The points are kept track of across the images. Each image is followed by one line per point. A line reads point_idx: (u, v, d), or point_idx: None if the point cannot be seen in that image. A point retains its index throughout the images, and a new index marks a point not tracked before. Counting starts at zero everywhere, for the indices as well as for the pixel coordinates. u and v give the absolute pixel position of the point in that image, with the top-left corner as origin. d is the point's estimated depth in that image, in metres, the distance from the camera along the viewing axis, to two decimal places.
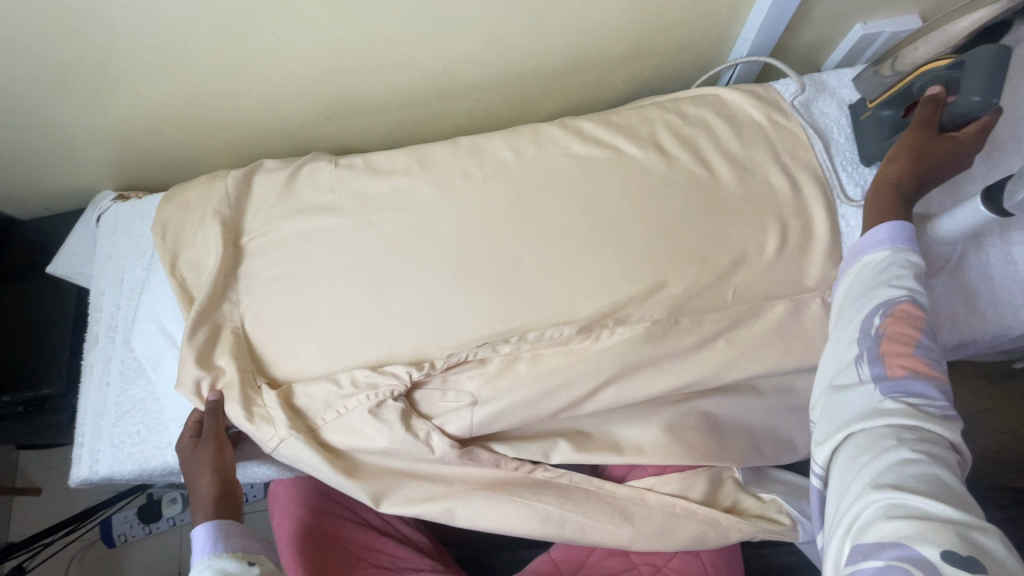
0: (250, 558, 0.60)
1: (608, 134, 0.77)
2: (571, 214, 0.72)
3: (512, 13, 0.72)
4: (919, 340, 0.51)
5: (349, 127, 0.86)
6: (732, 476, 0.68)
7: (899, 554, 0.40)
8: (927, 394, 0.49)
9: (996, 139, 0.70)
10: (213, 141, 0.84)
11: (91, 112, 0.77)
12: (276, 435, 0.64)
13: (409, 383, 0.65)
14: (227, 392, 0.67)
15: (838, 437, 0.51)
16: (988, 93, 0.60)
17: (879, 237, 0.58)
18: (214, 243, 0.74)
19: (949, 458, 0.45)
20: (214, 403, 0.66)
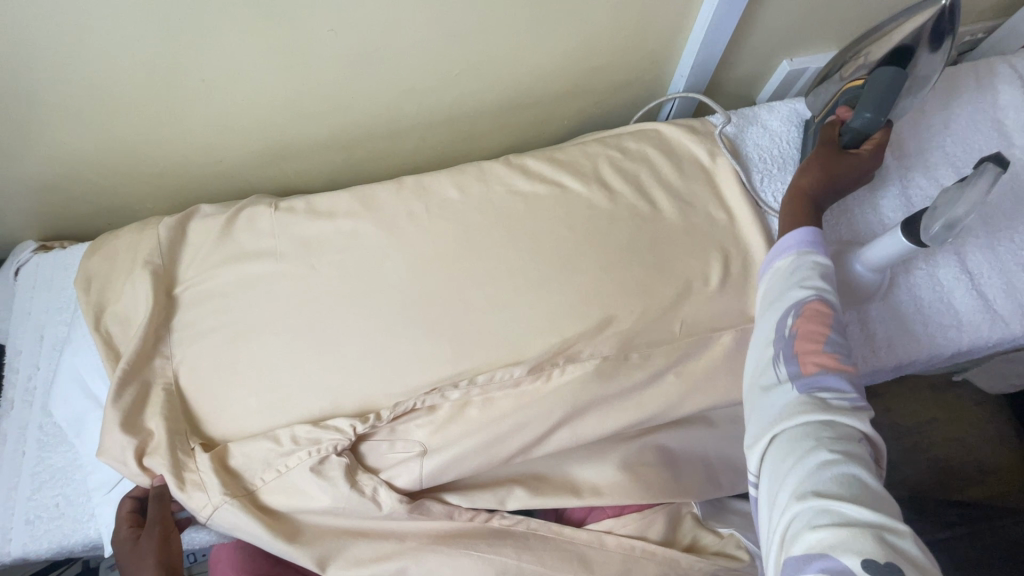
0: None
1: (552, 170, 0.77)
2: (519, 252, 0.71)
3: (450, 54, 0.72)
4: (828, 336, 0.54)
5: (292, 168, 0.84)
6: (690, 511, 0.67)
7: (825, 564, 0.40)
8: (840, 389, 0.51)
9: (914, 170, 0.75)
10: (146, 186, 0.81)
11: (7, 160, 0.72)
12: (209, 502, 0.60)
13: (354, 437, 0.62)
14: (156, 456, 0.62)
15: (765, 440, 0.51)
16: (877, 110, 0.67)
17: (790, 241, 0.61)
18: (143, 295, 0.70)
19: (863, 453, 0.47)
20: (160, 488, 0.62)
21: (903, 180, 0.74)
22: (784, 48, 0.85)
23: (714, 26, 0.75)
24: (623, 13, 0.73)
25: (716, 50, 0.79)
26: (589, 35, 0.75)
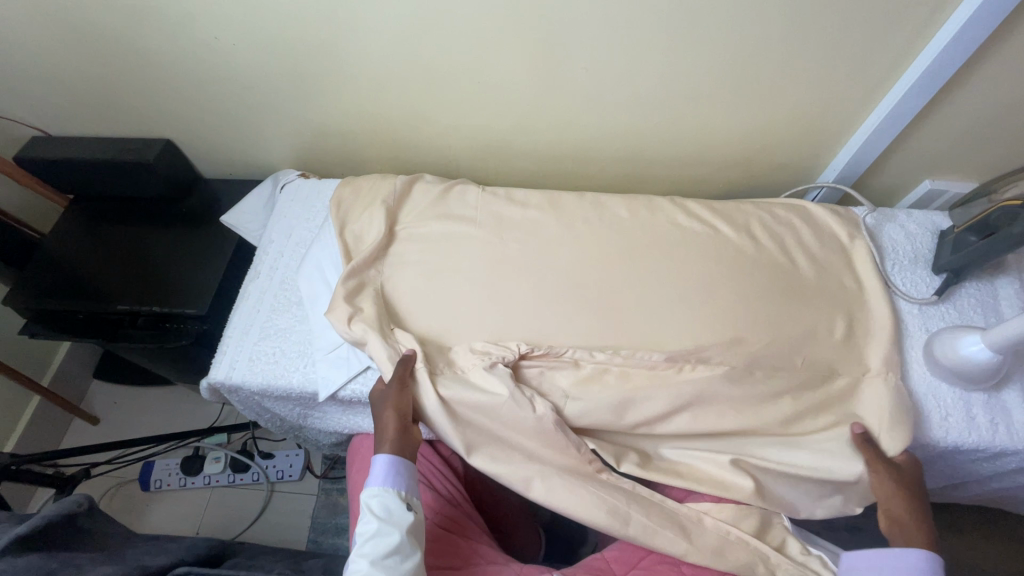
0: (409, 503, 0.68)
1: (710, 214, 0.93)
2: (674, 268, 0.85)
3: (654, 108, 0.92)
4: None
5: (495, 166, 1.06)
6: (781, 524, 0.74)
7: None
8: None
9: None
10: (387, 151, 1.05)
11: (308, 108, 0.97)
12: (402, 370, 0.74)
13: (518, 355, 0.77)
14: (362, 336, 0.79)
15: None
16: None
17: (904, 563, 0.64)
18: (377, 222, 0.91)
19: None
20: (406, 354, 0.75)
21: None
22: (928, 169, 0.98)
23: (876, 135, 0.91)
24: (800, 108, 0.91)
25: (871, 154, 0.94)
26: (767, 119, 0.93)
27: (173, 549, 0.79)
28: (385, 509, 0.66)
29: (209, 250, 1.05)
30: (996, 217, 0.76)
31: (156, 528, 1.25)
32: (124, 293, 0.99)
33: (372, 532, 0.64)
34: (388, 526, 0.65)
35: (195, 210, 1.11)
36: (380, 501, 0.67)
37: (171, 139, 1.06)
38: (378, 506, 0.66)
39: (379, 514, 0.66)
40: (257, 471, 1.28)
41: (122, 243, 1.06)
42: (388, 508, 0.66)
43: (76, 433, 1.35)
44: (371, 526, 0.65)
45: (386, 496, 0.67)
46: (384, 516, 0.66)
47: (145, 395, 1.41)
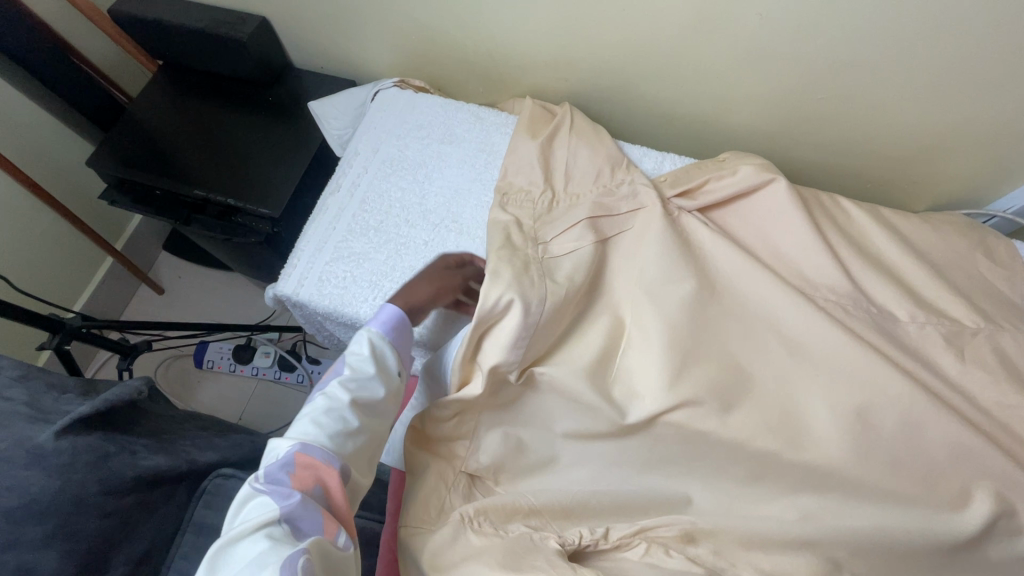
0: (351, 416, 0.56)
1: (862, 216, 0.78)
2: (801, 274, 0.74)
3: (828, 76, 0.76)
4: None
5: (613, 113, 0.93)
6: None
7: None
8: None
9: None
10: (499, 74, 0.93)
11: (421, 6, 0.85)
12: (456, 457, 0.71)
13: (579, 543, 0.66)
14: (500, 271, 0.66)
15: None
16: None
17: None
18: (524, 179, 0.81)
19: None
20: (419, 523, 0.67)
21: None
22: None
23: None
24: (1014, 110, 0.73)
25: None
26: (967, 116, 0.76)
27: (220, 445, 0.79)
28: (326, 410, 0.56)
29: (290, 147, 0.99)
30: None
31: (203, 404, 1.31)
32: (202, 178, 0.96)
33: (377, 369, 0.60)
34: (347, 391, 0.57)
35: (281, 100, 1.04)
36: (321, 411, 0.55)
37: (268, 18, 0.98)
38: (303, 414, 0.56)
39: (301, 422, 0.55)
40: (302, 373, 1.29)
41: (204, 123, 1.02)
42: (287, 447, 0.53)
43: (142, 299, 1.39)
44: (373, 371, 0.59)
45: (315, 427, 0.54)
46: (298, 444, 0.53)
47: (209, 276, 1.43)
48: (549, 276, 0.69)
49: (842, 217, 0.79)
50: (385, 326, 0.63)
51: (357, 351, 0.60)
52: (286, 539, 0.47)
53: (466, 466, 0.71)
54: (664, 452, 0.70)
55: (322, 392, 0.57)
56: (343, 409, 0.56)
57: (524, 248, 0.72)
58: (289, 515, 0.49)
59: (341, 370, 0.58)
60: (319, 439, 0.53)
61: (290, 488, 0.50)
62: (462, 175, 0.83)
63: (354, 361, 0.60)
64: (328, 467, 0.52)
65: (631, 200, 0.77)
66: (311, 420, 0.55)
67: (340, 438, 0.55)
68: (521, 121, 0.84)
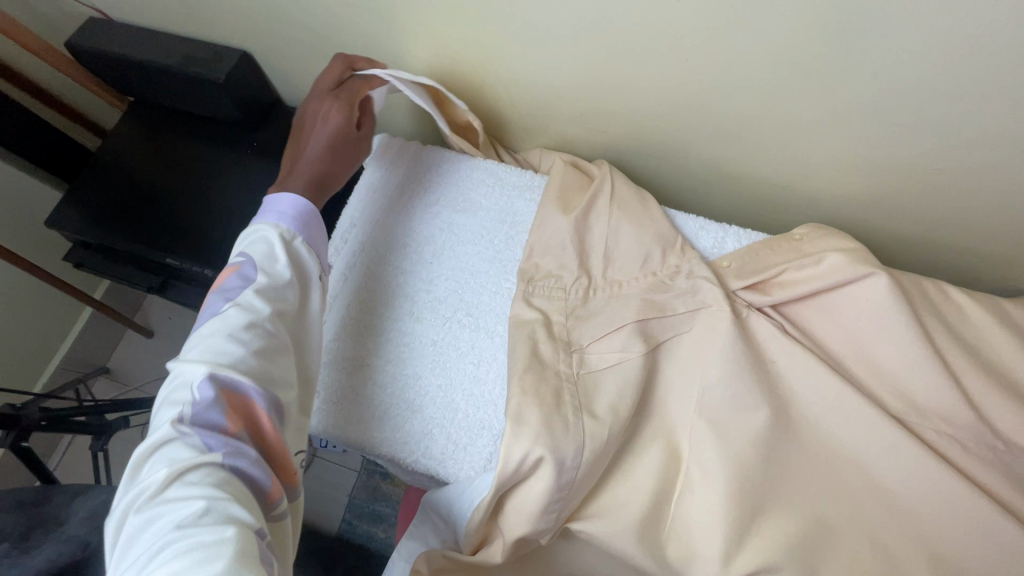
0: (270, 329, 0.51)
1: (977, 316, 0.62)
2: (904, 394, 0.59)
3: (940, 139, 0.60)
4: None
5: (657, 169, 0.77)
6: None
7: None
8: None
9: None
10: (521, 121, 0.78)
11: (429, 44, 0.71)
12: None
13: None
14: (526, 409, 0.53)
15: None
16: None
17: None
18: (551, 262, 0.66)
19: None
20: None
21: None
22: None
23: None
24: None
25: None
26: None
27: None
28: (248, 321, 0.50)
29: None
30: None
31: None
32: (175, 241, 0.83)
33: (291, 271, 0.55)
34: (263, 303, 0.52)
35: (266, 144, 0.90)
36: (239, 321, 0.50)
37: (249, 52, 0.84)
38: (209, 334, 0.49)
39: (213, 343, 0.48)
40: None
41: (180, 173, 0.88)
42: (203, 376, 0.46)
43: (127, 345, 1.28)
44: (288, 276, 0.55)
45: (235, 342, 0.48)
46: (219, 368, 0.47)
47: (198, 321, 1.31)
48: (587, 408, 0.55)
49: (951, 316, 0.63)
50: (290, 215, 0.58)
51: (267, 249, 0.55)
52: (233, 484, 0.43)
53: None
54: None
55: (233, 305, 0.50)
56: (261, 321, 0.51)
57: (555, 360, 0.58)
58: (233, 451, 0.44)
59: (254, 277, 0.53)
60: (243, 354, 0.48)
61: (229, 434, 0.45)
62: (477, 253, 0.69)
63: (267, 265, 0.54)
64: (263, 407, 0.48)
65: (689, 297, 0.62)
66: (227, 333, 0.49)
67: (264, 355, 0.50)
68: (549, 187, 0.69)
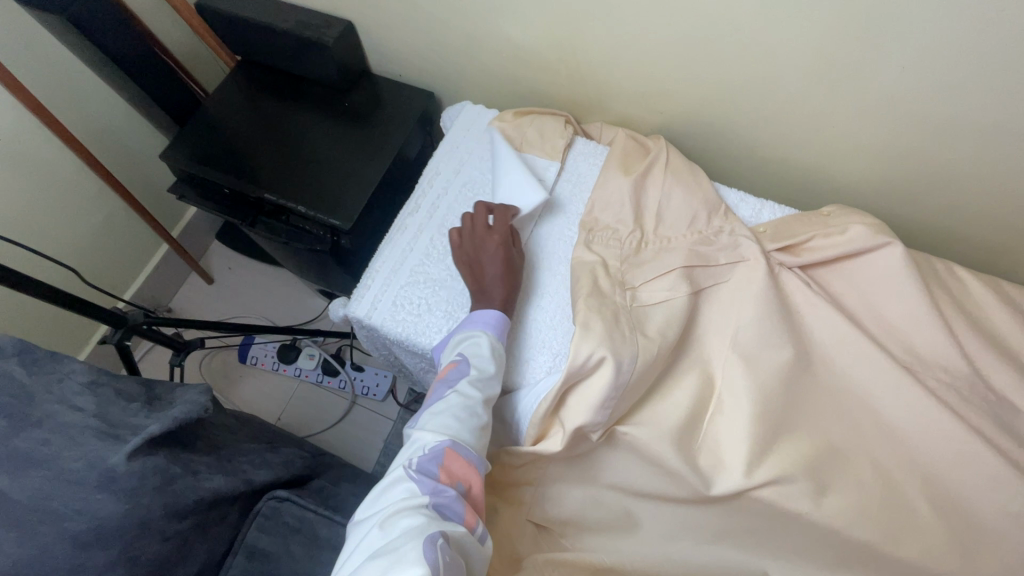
0: (483, 424, 0.57)
1: (980, 289, 0.72)
2: (910, 348, 0.68)
3: (956, 136, 0.70)
4: None
5: (704, 149, 0.88)
6: None
7: None
8: None
9: None
10: (588, 98, 0.89)
11: (518, 25, 0.82)
12: (527, 503, 0.69)
13: None
14: (589, 324, 0.64)
15: None
16: None
17: None
18: (611, 216, 0.76)
19: None
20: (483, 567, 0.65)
21: None
22: None
23: None
24: None
25: None
26: None
27: (273, 461, 0.77)
28: (463, 411, 0.57)
29: (364, 157, 0.95)
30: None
31: (243, 399, 1.31)
32: (272, 181, 0.94)
33: (496, 367, 0.61)
34: (470, 399, 0.58)
35: (355, 105, 1.01)
36: (458, 407, 0.57)
37: (352, 22, 0.96)
38: (440, 411, 0.57)
39: (440, 418, 0.56)
40: (345, 379, 1.28)
41: (278, 124, 1.00)
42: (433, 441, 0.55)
43: (191, 286, 1.39)
44: (493, 372, 0.61)
45: (454, 423, 0.56)
46: (447, 439, 0.55)
47: (257, 270, 1.42)
48: (640, 330, 0.65)
49: (956, 288, 0.72)
50: (492, 325, 0.64)
51: (480, 353, 0.61)
52: (434, 516, 0.50)
53: (534, 514, 0.68)
54: (745, 526, 0.65)
55: (456, 394, 0.58)
56: (477, 408, 0.58)
57: (612, 293, 0.69)
58: (444, 497, 0.51)
59: (468, 370, 0.60)
60: (465, 434, 0.56)
61: (437, 479, 0.53)
62: (547, 206, 0.79)
63: (478, 361, 0.61)
64: (466, 465, 0.54)
65: (730, 251, 0.72)
66: (451, 415, 0.56)
67: (478, 432, 0.57)
68: (613, 154, 0.80)
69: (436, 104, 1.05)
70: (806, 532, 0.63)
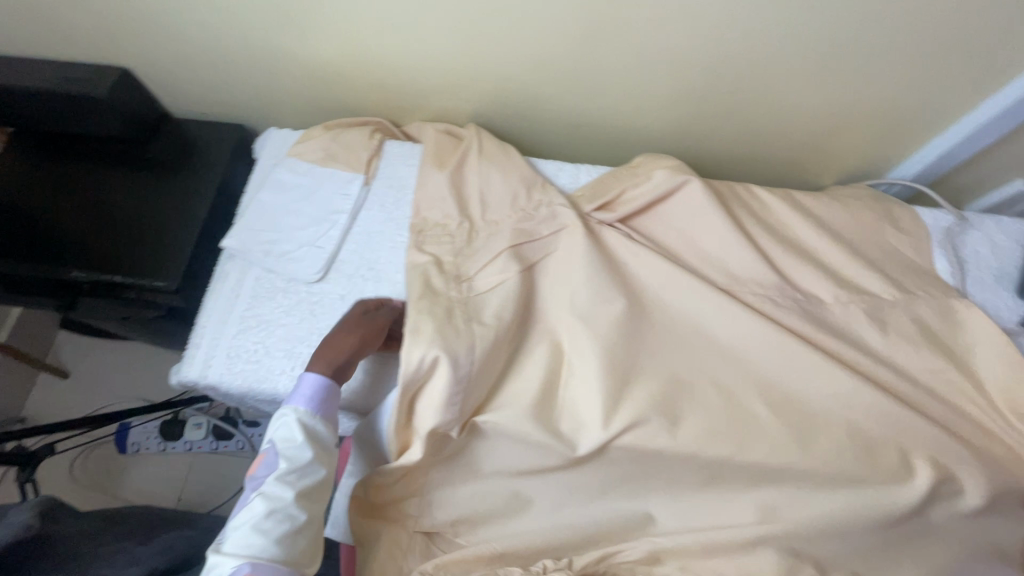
0: (293, 527, 0.54)
1: (775, 202, 0.79)
2: (728, 271, 0.74)
3: (721, 71, 0.77)
4: None
5: (519, 126, 0.90)
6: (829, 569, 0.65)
7: None
8: None
9: None
10: (397, 101, 0.88)
11: (300, 41, 0.80)
12: (414, 514, 0.68)
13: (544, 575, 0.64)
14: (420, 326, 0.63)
15: None
16: None
17: None
18: (436, 213, 0.76)
19: None
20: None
21: None
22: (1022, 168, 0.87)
23: None
24: (894, 85, 0.77)
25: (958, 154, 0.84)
26: (850, 100, 0.80)
27: (142, 556, 0.69)
28: (268, 517, 0.53)
29: (179, 208, 0.89)
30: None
31: (133, 491, 1.19)
32: (78, 255, 0.85)
33: (314, 450, 0.58)
34: (279, 501, 0.54)
35: (159, 155, 0.94)
36: (262, 514, 0.53)
37: (129, 69, 0.88)
38: (243, 523, 0.53)
39: (241, 535, 0.52)
40: (241, 439, 1.20)
41: (72, 194, 0.90)
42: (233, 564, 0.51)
43: (42, 388, 1.25)
44: (309, 457, 0.57)
45: (258, 533, 0.52)
46: (246, 560, 0.51)
47: (116, 350, 1.29)
48: (477, 318, 0.66)
49: (757, 207, 0.79)
50: (307, 397, 0.60)
51: (290, 439, 0.57)
52: None
53: (421, 524, 0.68)
54: (621, 475, 0.68)
55: (259, 498, 0.54)
56: (286, 509, 0.54)
57: (446, 289, 0.69)
58: None
59: (277, 463, 0.56)
60: (270, 544, 0.52)
61: None
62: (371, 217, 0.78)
63: (288, 451, 0.57)
64: None
65: (550, 222, 0.75)
66: (253, 525, 0.52)
67: (290, 539, 0.53)
68: (428, 152, 0.80)
69: (251, 136, 1.00)
70: (671, 465, 0.67)
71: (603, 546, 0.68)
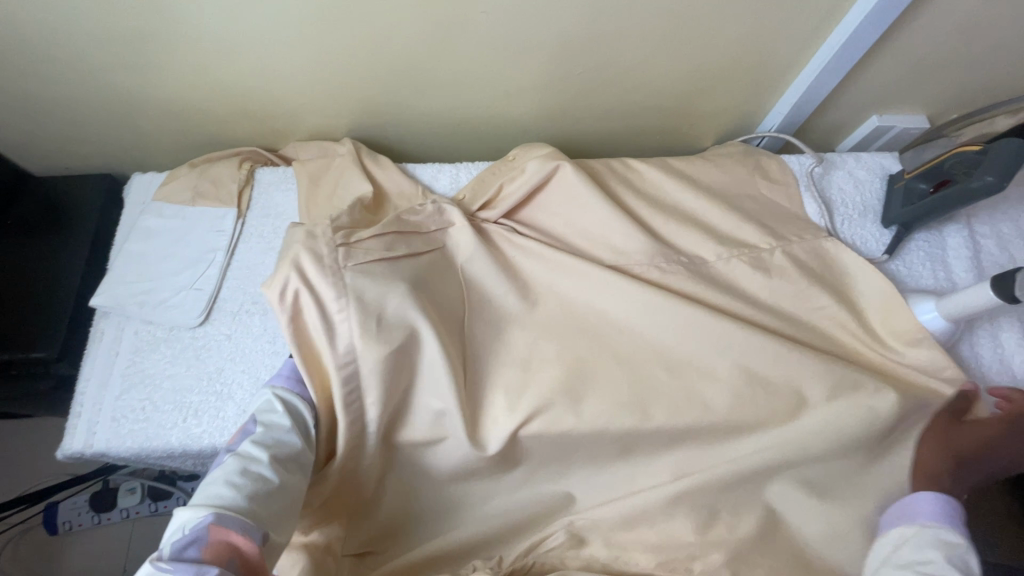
0: (264, 485, 0.50)
1: (651, 172, 0.81)
2: (613, 245, 0.75)
3: (575, 53, 0.78)
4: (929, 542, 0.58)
5: (398, 134, 0.89)
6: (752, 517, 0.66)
7: None
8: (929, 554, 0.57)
9: (979, 221, 0.82)
10: (267, 127, 0.86)
11: (146, 81, 0.76)
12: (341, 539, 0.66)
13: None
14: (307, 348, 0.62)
15: None
16: (1002, 174, 0.68)
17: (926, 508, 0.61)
18: None
19: None
20: None
21: (976, 228, 0.81)
22: (875, 104, 0.93)
23: (824, 73, 0.83)
24: (740, 43, 0.80)
25: (815, 101, 0.88)
26: (705, 63, 0.83)
27: None
28: (240, 474, 0.50)
29: (53, 271, 0.84)
30: (952, 165, 0.74)
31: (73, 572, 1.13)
32: None
33: (295, 422, 0.57)
34: (252, 460, 0.51)
35: (23, 218, 0.88)
36: (234, 469, 0.50)
37: None
38: (211, 481, 0.50)
39: (212, 486, 0.49)
40: (182, 495, 1.16)
41: None
42: (197, 518, 0.47)
43: None
44: (288, 425, 0.56)
45: (228, 486, 0.49)
46: (215, 510, 0.47)
47: (30, 429, 1.22)
48: None
49: (635, 180, 0.81)
50: (286, 375, 0.61)
51: (269, 409, 0.57)
52: None
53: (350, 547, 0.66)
54: (539, 463, 0.69)
55: (233, 454, 0.52)
56: (258, 466, 0.51)
57: None
58: None
59: (252, 428, 0.54)
60: (239, 499, 0.48)
61: (199, 562, 0.44)
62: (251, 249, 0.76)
63: (266, 419, 0.56)
64: (241, 535, 0.46)
65: (436, 218, 0.74)
66: (224, 479, 0.49)
67: (260, 495, 0.49)
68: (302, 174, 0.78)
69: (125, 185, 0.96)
70: (585, 444, 0.68)
71: (530, 536, 0.69)
